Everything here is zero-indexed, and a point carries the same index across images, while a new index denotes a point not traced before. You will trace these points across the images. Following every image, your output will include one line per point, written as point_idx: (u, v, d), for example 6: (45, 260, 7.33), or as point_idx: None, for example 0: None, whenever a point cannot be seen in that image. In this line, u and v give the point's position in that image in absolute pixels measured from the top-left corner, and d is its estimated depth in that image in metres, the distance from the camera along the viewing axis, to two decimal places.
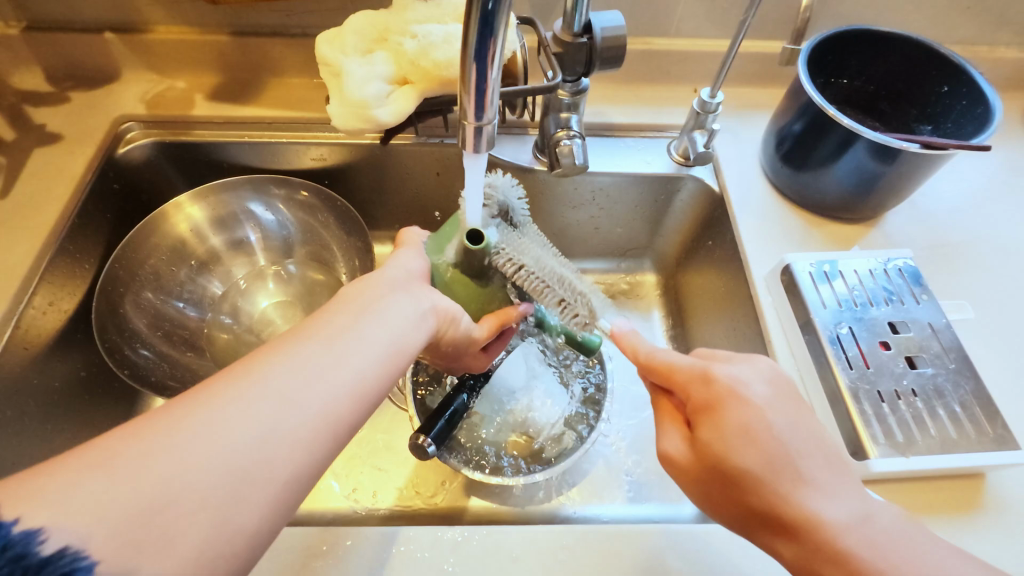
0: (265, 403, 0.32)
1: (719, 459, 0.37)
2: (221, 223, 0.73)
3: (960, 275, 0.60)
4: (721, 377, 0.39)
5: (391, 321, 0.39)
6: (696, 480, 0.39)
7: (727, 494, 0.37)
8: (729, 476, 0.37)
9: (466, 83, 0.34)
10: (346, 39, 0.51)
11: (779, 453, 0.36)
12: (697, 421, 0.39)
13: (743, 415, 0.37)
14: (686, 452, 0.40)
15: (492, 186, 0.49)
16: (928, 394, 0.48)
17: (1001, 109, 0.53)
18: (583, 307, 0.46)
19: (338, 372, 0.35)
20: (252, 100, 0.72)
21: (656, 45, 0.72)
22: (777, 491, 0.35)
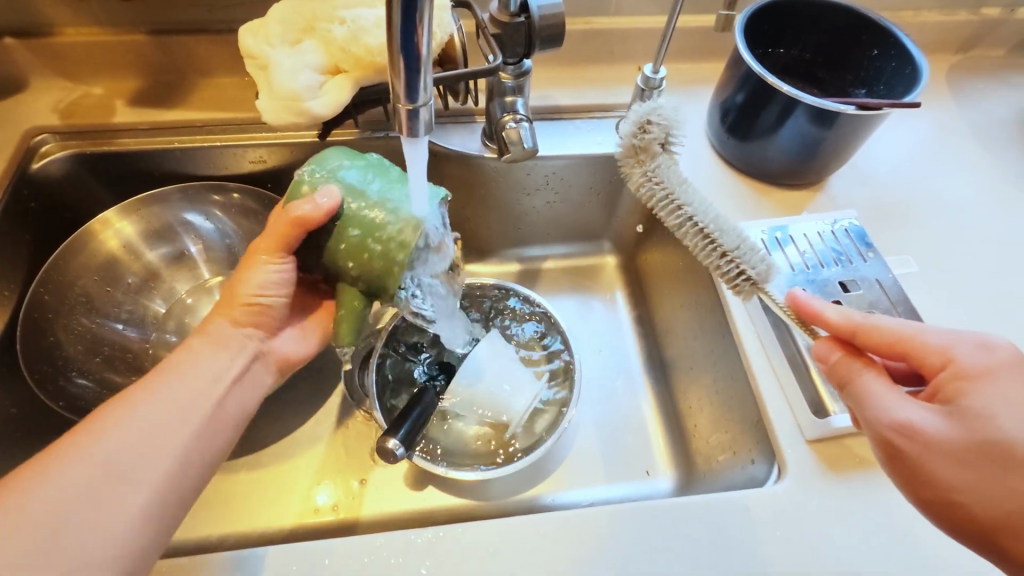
0: (126, 438, 0.40)
1: (1003, 435, 0.34)
2: (157, 236, 0.68)
3: (903, 231, 0.62)
4: (997, 348, 0.37)
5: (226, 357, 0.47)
6: (951, 458, 0.34)
7: (996, 476, 0.34)
8: (1013, 456, 0.33)
9: (396, 63, 0.32)
10: (271, 29, 0.49)
11: None
12: (958, 392, 0.36)
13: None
14: (942, 426, 0.35)
15: (664, 115, 0.50)
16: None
17: (928, 68, 0.55)
18: (754, 264, 0.46)
19: (174, 405, 0.42)
20: (179, 101, 0.68)
21: (596, 25, 0.72)
22: None
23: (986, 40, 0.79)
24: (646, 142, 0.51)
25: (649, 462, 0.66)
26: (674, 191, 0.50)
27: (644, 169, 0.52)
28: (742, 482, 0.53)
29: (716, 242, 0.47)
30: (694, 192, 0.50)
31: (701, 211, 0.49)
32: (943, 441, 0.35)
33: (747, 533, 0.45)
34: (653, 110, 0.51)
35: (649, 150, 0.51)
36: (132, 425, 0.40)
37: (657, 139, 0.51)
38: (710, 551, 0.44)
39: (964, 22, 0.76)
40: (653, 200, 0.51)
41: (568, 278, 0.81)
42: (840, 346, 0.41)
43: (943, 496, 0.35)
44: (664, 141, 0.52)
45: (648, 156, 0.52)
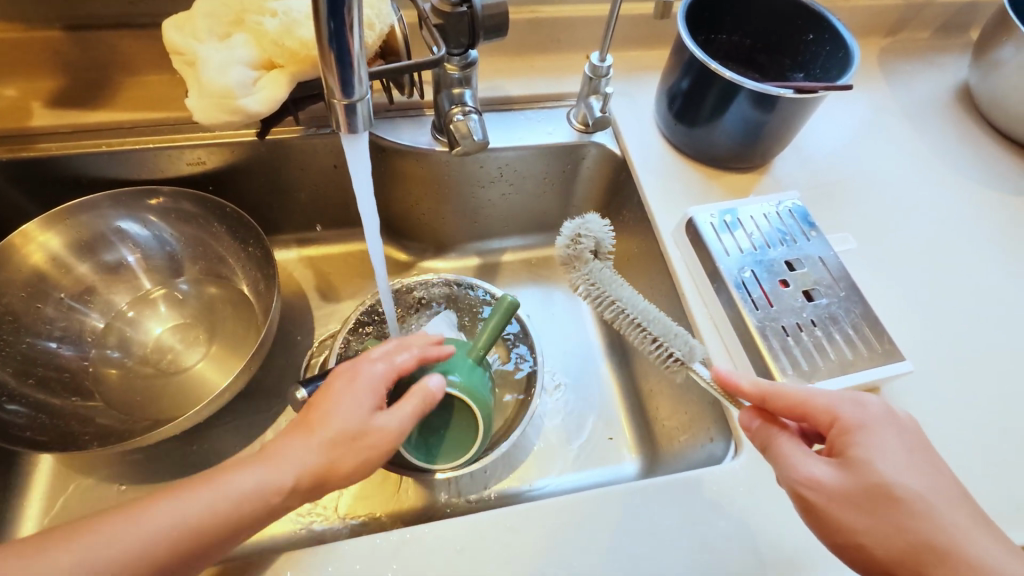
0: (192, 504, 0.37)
1: (886, 481, 0.36)
2: (88, 247, 0.65)
3: (842, 209, 0.65)
4: (873, 403, 0.41)
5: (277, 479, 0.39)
6: (849, 507, 0.36)
7: (888, 522, 0.35)
8: (895, 500, 0.35)
9: (327, 58, 0.31)
10: (198, 22, 0.46)
11: (932, 481, 0.37)
12: (847, 445, 0.38)
13: (901, 440, 0.38)
14: (839, 477, 0.37)
15: (588, 230, 0.52)
16: (826, 325, 0.52)
17: (859, 53, 0.58)
18: (679, 344, 0.48)
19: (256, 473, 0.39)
20: (105, 101, 0.64)
21: (541, 14, 0.71)
22: (943, 521, 0.35)
23: (912, 24, 0.82)
24: (577, 252, 0.53)
25: (614, 446, 0.67)
26: (608, 290, 0.51)
27: (579, 274, 0.53)
28: (702, 460, 0.55)
29: (648, 330, 0.49)
30: (627, 286, 0.52)
31: (630, 303, 0.50)
32: (842, 491, 0.36)
33: (706, 509, 0.46)
34: (580, 226, 0.53)
35: (580, 264, 0.53)
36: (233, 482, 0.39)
37: (588, 248, 0.53)
38: (674, 528, 0.45)
39: (891, 7, 0.80)
40: (590, 300, 0.52)
41: (526, 267, 0.81)
42: (757, 414, 0.43)
43: (857, 550, 0.36)
44: (595, 249, 0.54)
45: (582, 263, 0.53)
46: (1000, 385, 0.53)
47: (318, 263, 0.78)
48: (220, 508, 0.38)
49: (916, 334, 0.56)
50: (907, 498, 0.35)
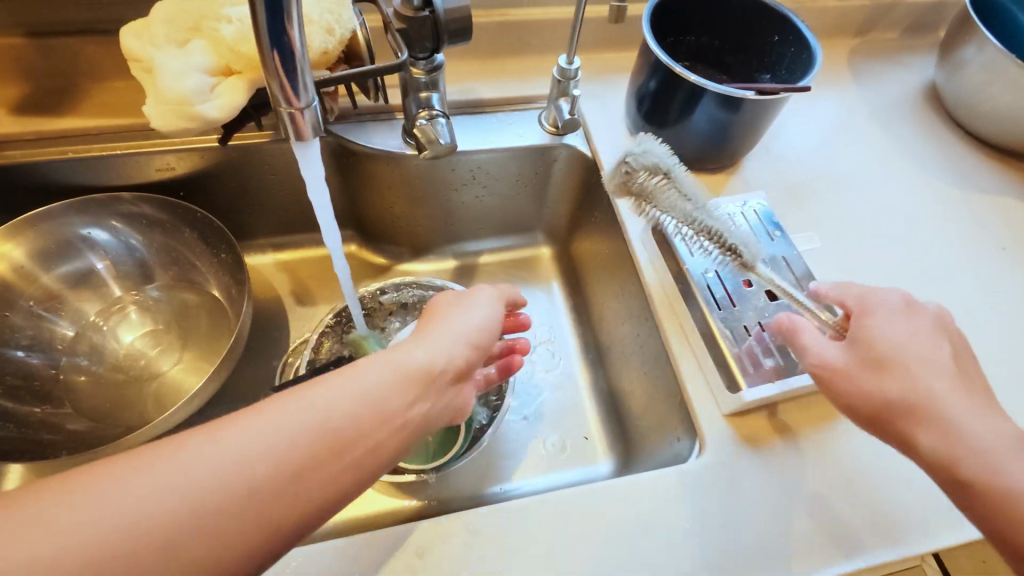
0: (285, 425, 0.32)
1: (896, 354, 0.40)
2: (56, 255, 0.64)
3: (808, 210, 0.66)
4: (898, 295, 0.44)
5: (395, 393, 0.36)
6: (854, 378, 0.41)
7: (878, 385, 0.40)
8: (901, 369, 0.40)
9: (270, 68, 0.31)
10: (154, 29, 0.46)
11: (928, 357, 0.40)
12: (869, 325, 0.43)
13: (925, 322, 0.43)
14: (850, 356, 0.42)
15: (647, 151, 0.52)
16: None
17: (821, 55, 0.58)
18: (745, 255, 0.50)
19: (348, 388, 0.35)
20: (70, 108, 0.63)
21: (510, 17, 0.71)
22: (936, 390, 0.39)
23: (881, 24, 0.83)
24: (631, 170, 0.52)
25: (589, 446, 0.67)
26: (648, 200, 0.53)
27: (629, 191, 0.53)
28: (670, 459, 0.55)
29: (715, 244, 0.51)
30: (689, 201, 0.51)
31: (697, 214, 0.51)
32: (851, 366, 0.41)
33: (672, 510, 0.46)
34: (632, 151, 0.52)
35: (633, 179, 0.52)
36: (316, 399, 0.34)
37: (646, 174, 0.52)
38: (642, 528, 0.45)
39: (860, 7, 0.81)
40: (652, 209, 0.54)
41: (503, 269, 0.81)
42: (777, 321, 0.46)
43: (856, 411, 0.41)
44: (658, 170, 0.52)
45: (632, 183, 0.53)
46: None
47: (293, 268, 0.78)
48: (355, 410, 0.34)
49: None
50: (903, 368, 0.40)
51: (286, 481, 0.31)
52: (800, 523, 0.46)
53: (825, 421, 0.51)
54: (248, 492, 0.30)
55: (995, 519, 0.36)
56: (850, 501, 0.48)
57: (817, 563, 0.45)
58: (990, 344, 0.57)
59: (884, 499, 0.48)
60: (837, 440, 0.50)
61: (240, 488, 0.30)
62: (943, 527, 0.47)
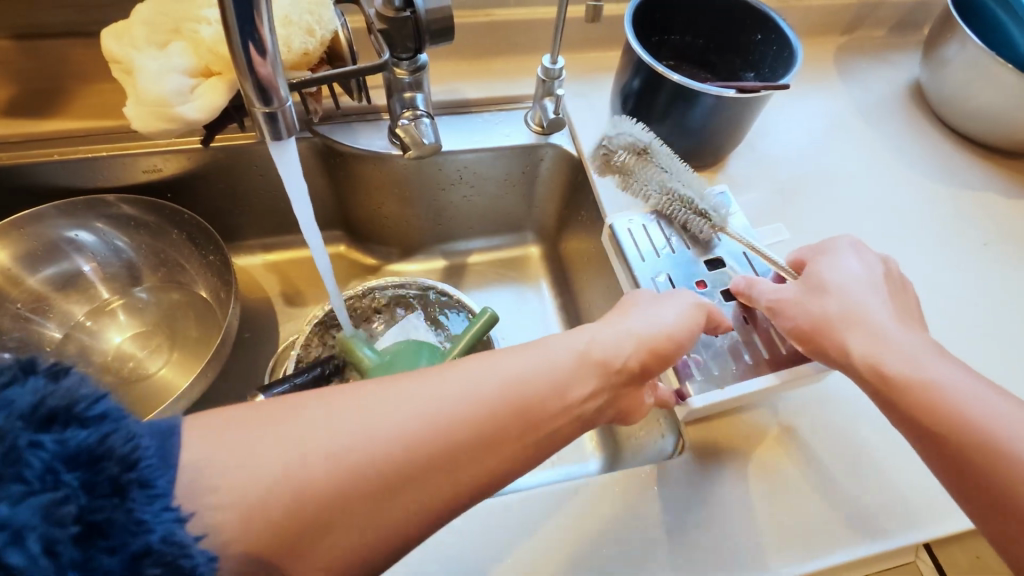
0: (445, 400, 0.35)
1: (837, 286, 0.47)
2: (43, 257, 0.64)
3: (791, 207, 0.66)
4: (839, 242, 0.51)
5: (573, 369, 0.40)
6: (802, 313, 0.47)
7: (821, 309, 0.46)
8: (840, 299, 0.46)
9: (241, 68, 0.31)
10: (134, 31, 0.46)
11: (865, 288, 0.47)
12: (817, 267, 0.50)
13: (861, 261, 0.49)
14: (800, 293, 0.48)
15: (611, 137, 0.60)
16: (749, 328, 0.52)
17: (802, 53, 0.58)
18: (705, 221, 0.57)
19: (502, 369, 0.37)
20: (56, 110, 0.63)
21: (496, 17, 0.72)
22: (869, 312, 0.45)
23: (868, 22, 0.83)
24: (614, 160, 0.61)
25: (577, 443, 0.68)
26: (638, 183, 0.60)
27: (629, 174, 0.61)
28: (653, 456, 0.55)
29: (687, 208, 0.57)
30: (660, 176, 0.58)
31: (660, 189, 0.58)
32: (801, 303, 0.48)
33: (652, 506, 0.47)
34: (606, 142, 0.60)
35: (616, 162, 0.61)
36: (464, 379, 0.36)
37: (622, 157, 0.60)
38: (612, 525, 0.46)
39: (846, 6, 0.81)
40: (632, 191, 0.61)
41: (492, 269, 0.81)
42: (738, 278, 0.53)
43: (799, 330, 0.47)
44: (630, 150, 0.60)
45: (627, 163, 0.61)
46: None
47: (283, 269, 0.78)
48: (507, 388, 0.37)
49: None
50: (843, 291, 0.47)
51: (478, 445, 0.35)
52: (764, 520, 0.47)
53: (799, 418, 0.52)
54: (453, 446, 0.34)
55: (908, 416, 0.42)
56: (829, 495, 0.48)
57: (779, 561, 0.45)
58: (971, 339, 0.58)
59: (860, 494, 0.49)
60: (804, 438, 0.51)
61: (443, 447, 0.34)
62: (908, 521, 0.48)
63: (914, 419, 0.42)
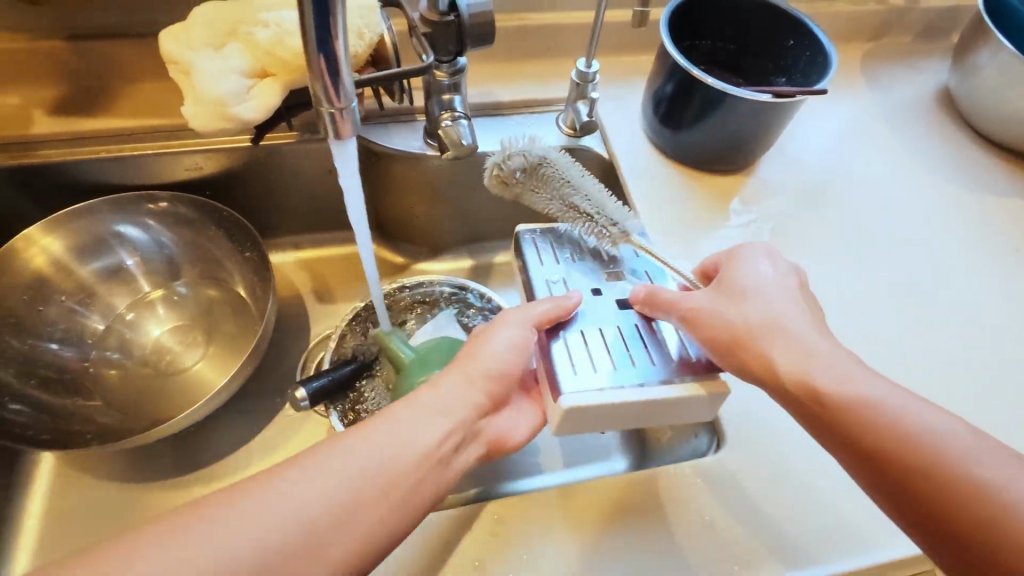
0: (365, 457, 0.37)
1: (745, 298, 0.44)
2: (90, 249, 0.66)
3: (819, 211, 0.67)
4: (750, 244, 0.49)
5: (436, 438, 0.40)
6: (721, 323, 0.43)
7: (734, 320, 0.43)
8: (763, 310, 0.43)
9: (315, 69, 0.32)
10: (192, 32, 0.48)
11: (775, 302, 0.44)
12: (728, 276, 0.46)
13: (776, 273, 0.46)
14: (716, 304, 0.44)
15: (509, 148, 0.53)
16: (641, 338, 0.48)
17: (836, 58, 0.59)
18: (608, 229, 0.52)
19: (409, 422, 0.40)
20: (104, 108, 0.65)
21: (530, 21, 0.73)
22: (793, 326, 0.42)
23: (895, 28, 0.84)
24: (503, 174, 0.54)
25: (605, 440, 0.69)
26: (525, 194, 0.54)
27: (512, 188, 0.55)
28: (689, 454, 0.56)
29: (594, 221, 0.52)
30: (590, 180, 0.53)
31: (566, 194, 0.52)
32: (713, 315, 0.44)
33: (694, 501, 0.47)
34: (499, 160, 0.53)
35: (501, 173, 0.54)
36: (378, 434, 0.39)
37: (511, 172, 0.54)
38: (657, 519, 0.46)
39: (875, 12, 0.81)
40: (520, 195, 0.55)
41: None
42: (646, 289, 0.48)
43: (716, 341, 0.43)
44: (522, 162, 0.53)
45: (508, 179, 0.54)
46: (965, 381, 0.55)
47: (314, 266, 0.80)
48: (421, 436, 0.40)
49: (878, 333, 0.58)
50: (760, 297, 0.44)
51: (398, 490, 0.37)
52: (783, 523, 0.46)
53: None
54: (381, 489, 0.37)
55: (837, 431, 0.39)
56: None
57: (825, 560, 0.45)
58: (1000, 344, 0.58)
59: None
60: None
61: (372, 494, 0.36)
62: None
63: (852, 441, 0.38)
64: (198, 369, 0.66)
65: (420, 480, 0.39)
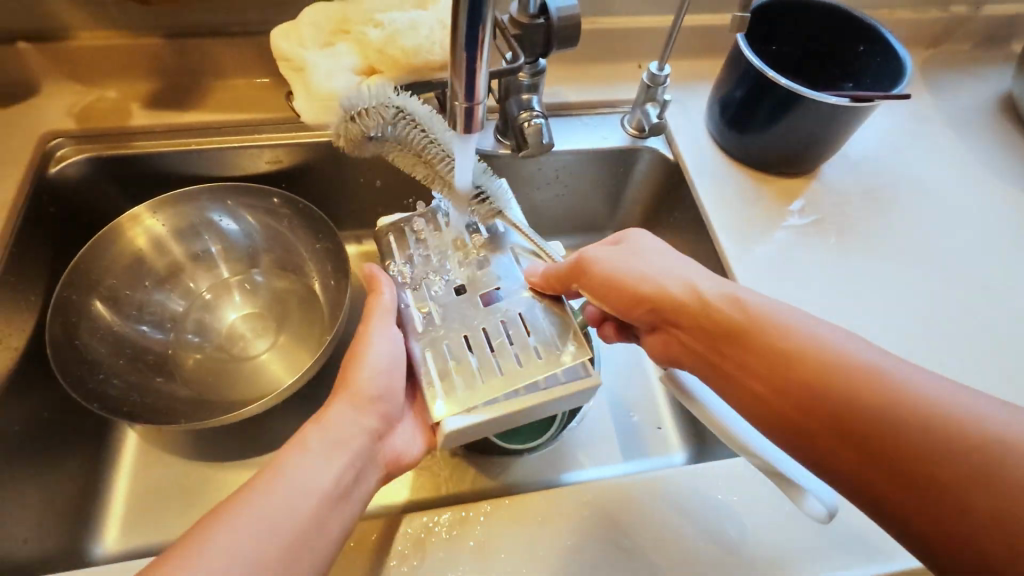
0: (286, 483, 0.38)
1: (637, 255, 0.48)
2: (183, 234, 0.70)
3: (884, 215, 0.68)
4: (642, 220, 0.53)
5: (333, 475, 0.40)
6: (625, 271, 0.47)
7: (625, 271, 0.47)
8: (661, 260, 0.47)
9: (458, 66, 0.35)
10: (304, 31, 0.50)
11: (668, 257, 0.48)
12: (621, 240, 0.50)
13: (638, 239, 0.50)
14: (603, 259, 0.48)
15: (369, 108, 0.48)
16: (532, 323, 0.48)
17: (910, 64, 0.60)
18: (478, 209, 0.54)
19: (314, 450, 0.41)
20: (195, 103, 0.69)
21: (600, 25, 0.75)
22: (680, 275, 0.46)
23: (955, 37, 0.85)
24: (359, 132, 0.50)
25: (662, 436, 0.70)
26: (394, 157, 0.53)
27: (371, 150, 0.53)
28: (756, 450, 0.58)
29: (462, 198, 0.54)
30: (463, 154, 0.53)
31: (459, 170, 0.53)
32: (616, 265, 0.47)
33: (779, 492, 0.48)
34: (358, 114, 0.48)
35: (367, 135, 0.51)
36: (296, 465, 0.40)
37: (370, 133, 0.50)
38: (742, 507, 0.47)
39: (936, 21, 0.82)
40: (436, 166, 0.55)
41: None
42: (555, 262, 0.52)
43: (612, 291, 0.47)
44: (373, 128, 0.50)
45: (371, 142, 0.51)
46: None
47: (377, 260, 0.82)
48: (330, 459, 0.41)
49: (948, 336, 0.59)
50: (642, 253, 0.48)
51: (321, 510, 0.38)
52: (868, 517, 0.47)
53: None
54: (308, 508, 0.38)
55: (789, 394, 0.37)
56: None
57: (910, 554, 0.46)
58: None
59: None
60: None
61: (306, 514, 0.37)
62: None
63: (758, 367, 0.39)
64: (261, 358, 0.68)
65: (342, 500, 0.40)
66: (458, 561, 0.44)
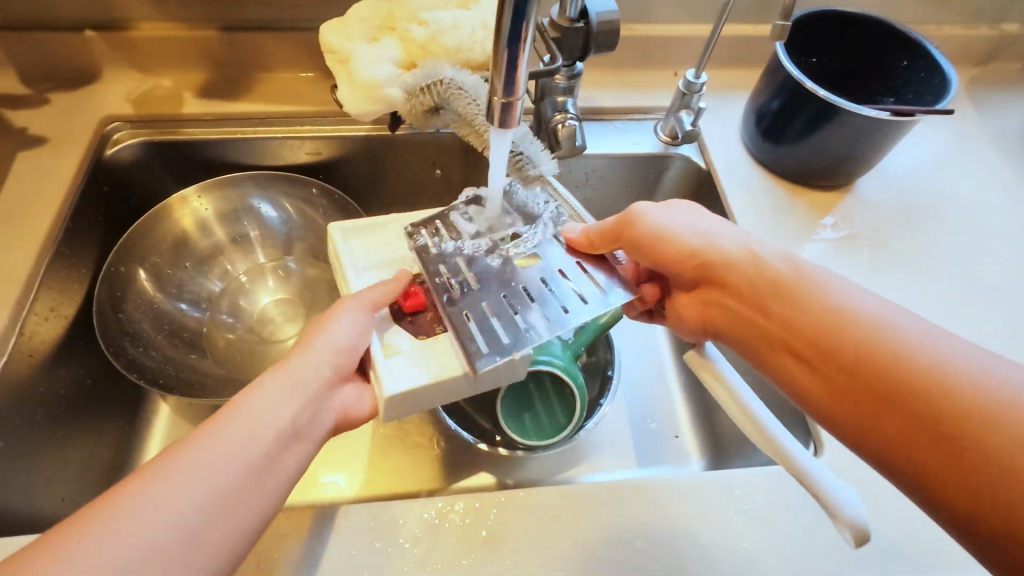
0: (237, 434, 0.37)
1: (693, 218, 0.47)
2: (226, 218, 0.73)
3: (920, 233, 0.67)
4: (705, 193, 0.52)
5: (282, 419, 0.39)
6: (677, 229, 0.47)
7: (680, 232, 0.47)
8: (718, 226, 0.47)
9: (499, 62, 0.36)
10: (351, 27, 0.52)
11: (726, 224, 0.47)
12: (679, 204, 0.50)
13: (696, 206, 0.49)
14: (657, 218, 0.48)
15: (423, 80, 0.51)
16: (562, 292, 0.46)
17: (956, 79, 0.59)
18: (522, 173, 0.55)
19: (272, 397, 0.40)
20: (243, 94, 0.72)
21: (638, 31, 0.75)
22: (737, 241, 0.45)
23: (1004, 55, 0.83)
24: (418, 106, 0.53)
25: (680, 445, 0.69)
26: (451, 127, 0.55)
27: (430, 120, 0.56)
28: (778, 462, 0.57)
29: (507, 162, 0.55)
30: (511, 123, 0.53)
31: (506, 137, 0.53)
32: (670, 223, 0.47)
33: (798, 505, 0.47)
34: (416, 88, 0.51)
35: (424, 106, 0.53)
36: (249, 414, 0.38)
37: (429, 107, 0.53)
38: (760, 518, 0.47)
39: (985, 38, 0.80)
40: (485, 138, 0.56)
41: None
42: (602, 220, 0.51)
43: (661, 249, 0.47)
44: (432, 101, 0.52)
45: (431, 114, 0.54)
46: None
47: None
48: (287, 411, 0.40)
49: None
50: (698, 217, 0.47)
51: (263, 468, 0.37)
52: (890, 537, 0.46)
53: None
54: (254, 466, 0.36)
55: (835, 352, 0.37)
56: None
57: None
58: None
59: None
60: None
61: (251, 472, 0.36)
62: None
63: (808, 324, 0.39)
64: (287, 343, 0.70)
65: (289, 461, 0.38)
66: (469, 550, 0.44)
